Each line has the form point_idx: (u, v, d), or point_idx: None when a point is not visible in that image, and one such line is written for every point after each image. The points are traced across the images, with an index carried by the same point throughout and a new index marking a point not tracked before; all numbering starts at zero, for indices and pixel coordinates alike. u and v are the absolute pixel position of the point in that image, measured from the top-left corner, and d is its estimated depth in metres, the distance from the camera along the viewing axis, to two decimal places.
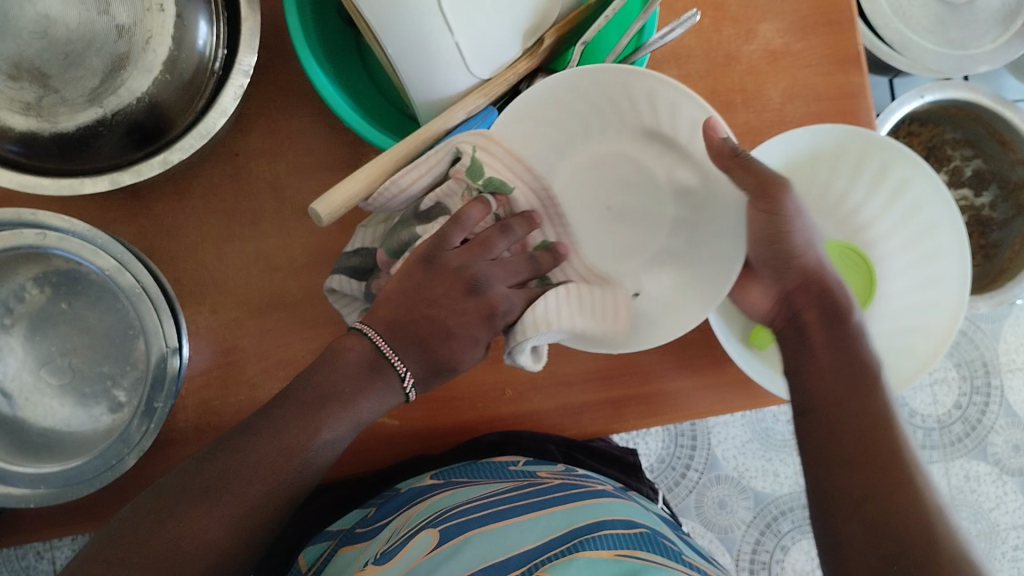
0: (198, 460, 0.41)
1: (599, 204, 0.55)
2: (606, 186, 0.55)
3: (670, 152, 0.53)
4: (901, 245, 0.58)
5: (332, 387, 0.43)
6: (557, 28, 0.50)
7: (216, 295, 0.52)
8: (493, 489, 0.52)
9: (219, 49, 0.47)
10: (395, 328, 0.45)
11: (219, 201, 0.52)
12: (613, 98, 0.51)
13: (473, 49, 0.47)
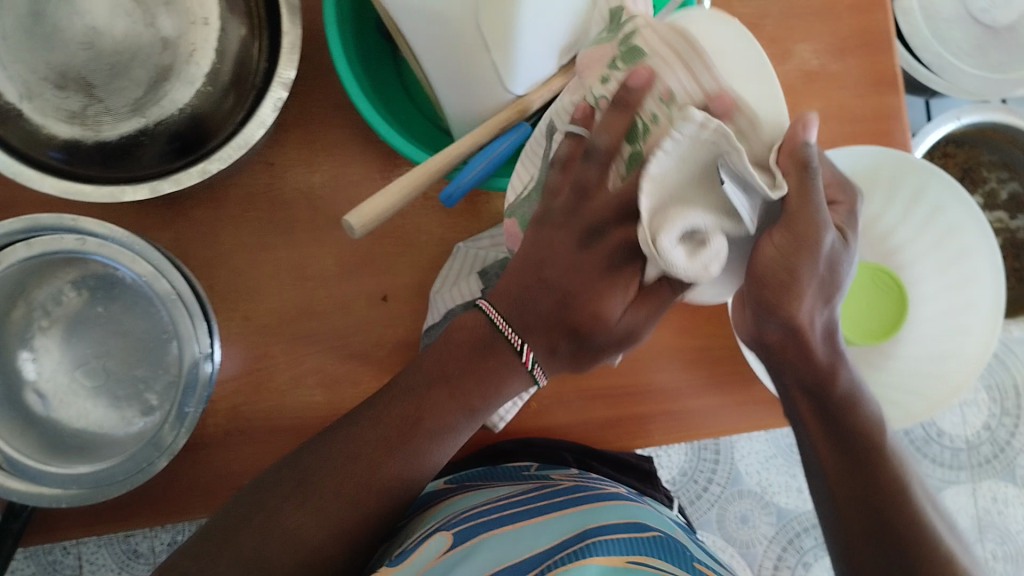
0: (289, 461, 0.43)
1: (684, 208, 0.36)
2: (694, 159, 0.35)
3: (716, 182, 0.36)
4: (935, 268, 0.57)
5: (442, 371, 0.43)
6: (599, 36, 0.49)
7: (249, 302, 0.53)
8: (504, 493, 0.52)
9: (261, 61, 0.47)
10: (512, 301, 0.43)
11: (254, 209, 0.53)
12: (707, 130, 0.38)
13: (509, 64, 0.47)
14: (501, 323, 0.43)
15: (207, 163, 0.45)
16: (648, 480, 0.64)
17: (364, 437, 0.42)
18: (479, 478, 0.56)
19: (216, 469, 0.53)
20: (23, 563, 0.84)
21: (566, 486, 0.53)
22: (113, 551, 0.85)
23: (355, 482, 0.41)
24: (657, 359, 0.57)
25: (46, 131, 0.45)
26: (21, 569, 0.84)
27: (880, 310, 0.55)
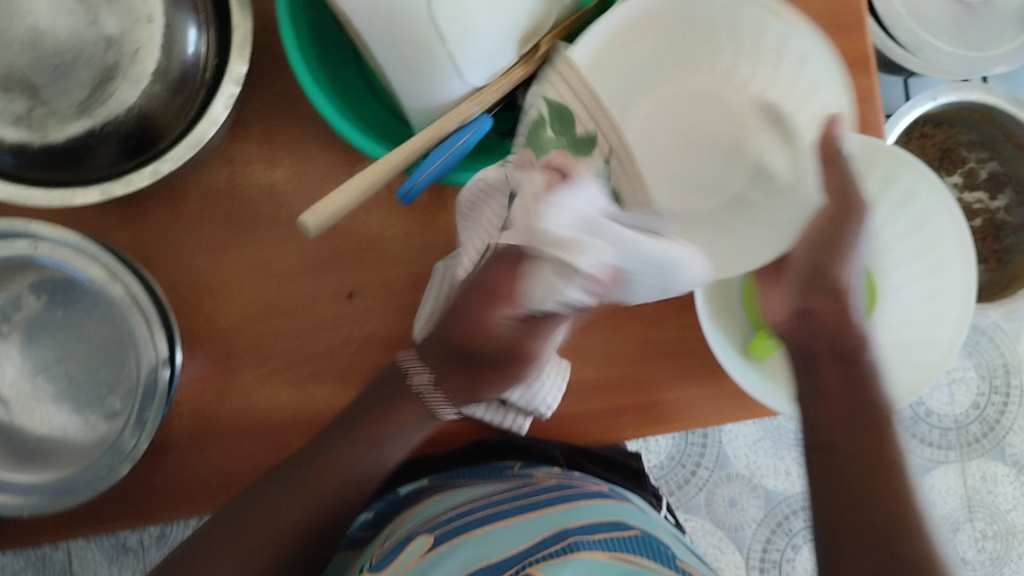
0: (203, 533, 0.50)
1: (666, 140, 0.53)
2: (681, 118, 0.52)
3: (769, 132, 0.50)
4: (905, 256, 0.55)
5: (371, 425, 0.50)
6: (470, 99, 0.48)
7: (212, 303, 0.53)
8: (487, 491, 0.53)
9: (210, 58, 0.46)
10: (436, 356, 0.49)
11: (216, 206, 0.53)
12: (682, 40, 0.52)
13: (463, 48, 0.46)
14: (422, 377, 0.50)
15: (159, 164, 0.44)
16: (638, 481, 0.64)
17: (269, 490, 0.49)
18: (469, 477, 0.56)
19: (184, 470, 0.53)
20: (15, 560, 0.85)
21: (548, 485, 0.53)
22: (104, 548, 0.85)
23: (264, 522, 0.49)
24: (626, 352, 0.57)
25: None
26: (11, 567, 0.84)
27: (846, 294, 0.50)
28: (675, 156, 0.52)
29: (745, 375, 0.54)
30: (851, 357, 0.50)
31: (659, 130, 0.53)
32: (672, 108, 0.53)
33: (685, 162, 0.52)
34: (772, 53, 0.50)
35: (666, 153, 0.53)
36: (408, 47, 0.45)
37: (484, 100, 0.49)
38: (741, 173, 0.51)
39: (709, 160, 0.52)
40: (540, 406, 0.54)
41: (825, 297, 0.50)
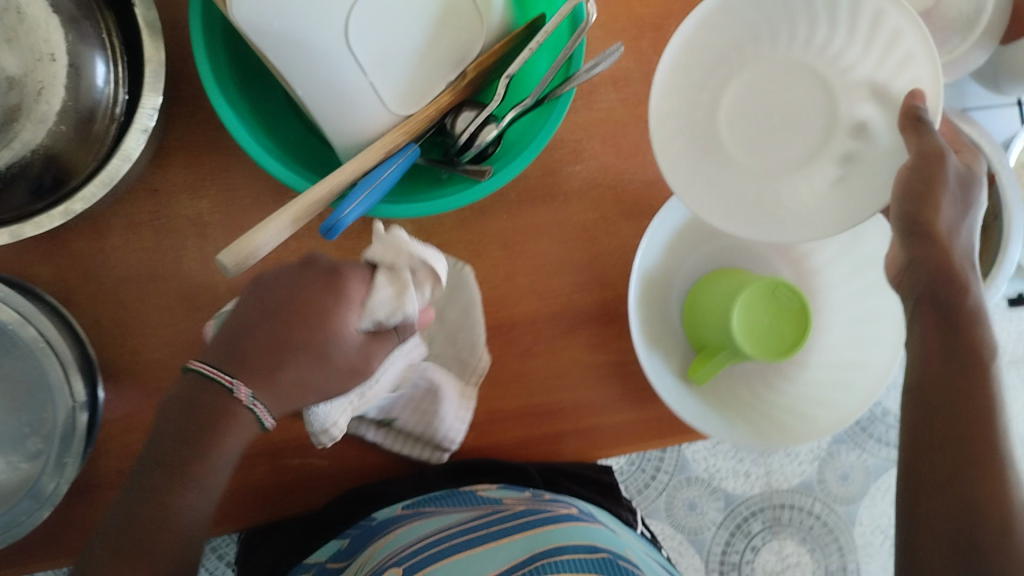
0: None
1: (766, 112, 0.51)
2: (760, 98, 0.51)
3: (863, 91, 0.49)
4: (841, 277, 0.56)
5: (194, 435, 0.43)
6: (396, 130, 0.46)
7: (138, 338, 0.52)
8: (454, 521, 0.51)
9: (121, 92, 0.45)
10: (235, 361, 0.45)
11: (139, 239, 0.52)
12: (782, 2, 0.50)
13: (386, 83, 0.46)
14: (226, 379, 0.44)
15: (71, 203, 0.42)
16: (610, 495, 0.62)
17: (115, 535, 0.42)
18: (435, 503, 0.54)
19: None
20: None
21: (515, 512, 0.51)
22: None
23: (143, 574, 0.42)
24: (564, 378, 0.56)
25: None
26: None
27: (785, 329, 0.50)
28: (772, 124, 0.51)
29: (685, 405, 0.52)
30: (953, 317, 0.47)
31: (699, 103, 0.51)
32: (759, 74, 0.52)
33: (774, 141, 0.51)
34: (872, 20, 0.48)
35: (763, 125, 0.51)
36: (330, 81, 0.45)
37: (412, 129, 0.47)
38: (832, 144, 0.50)
39: (785, 129, 0.51)
40: (446, 440, 0.55)
41: (761, 327, 0.50)
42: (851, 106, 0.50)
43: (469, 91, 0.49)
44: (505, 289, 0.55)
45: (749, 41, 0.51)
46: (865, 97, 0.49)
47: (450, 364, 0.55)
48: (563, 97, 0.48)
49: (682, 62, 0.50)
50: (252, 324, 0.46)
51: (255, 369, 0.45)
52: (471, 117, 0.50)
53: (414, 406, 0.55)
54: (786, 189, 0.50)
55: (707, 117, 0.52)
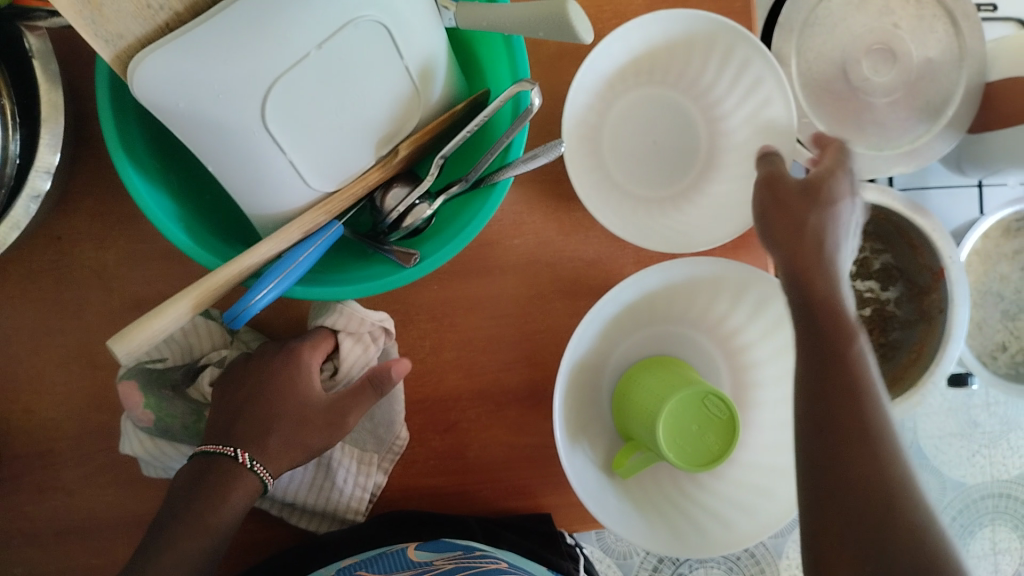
0: None
1: (637, 146, 0.54)
2: (637, 130, 0.54)
3: (724, 133, 0.53)
4: (778, 377, 0.53)
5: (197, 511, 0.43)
6: (318, 208, 0.43)
7: (32, 393, 0.49)
8: None
9: (14, 157, 0.41)
10: (225, 434, 0.46)
11: (38, 289, 0.48)
12: (659, 58, 0.52)
13: (309, 163, 0.43)
14: (230, 449, 0.45)
15: None
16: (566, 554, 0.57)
17: None
18: (367, 568, 0.49)
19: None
20: None
21: (447, 569, 0.47)
22: None
23: None
24: (486, 455, 0.54)
25: None
26: None
27: (709, 437, 0.48)
28: (645, 160, 0.54)
29: (607, 503, 0.51)
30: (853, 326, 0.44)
31: (603, 59, 0.50)
32: (642, 106, 0.54)
33: (651, 171, 0.53)
34: (741, 71, 0.50)
35: (639, 154, 0.54)
36: (246, 160, 0.41)
37: (334, 207, 0.44)
38: (703, 182, 0.53)
39: (658, 160, 0.53)
40: (350, 510, 0.52)
41: (688, 436, 0.47)
42: (721, 153, 0.53)
43: (401, 167, 0.46)
44: (431, 361, 0.53)
45: (639, 76, 0.53)
46: (731, 149, 0.52)
47: (362, 441, 0.52)
48: (500, 184, 0.44)
49: (590, 91, 0.51)
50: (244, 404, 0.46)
51: (251, 437, 0.46)
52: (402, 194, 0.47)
53: (312, 481, 0.51)
54: (668, 213, 0.52)
55: (595, 135, 0.53)
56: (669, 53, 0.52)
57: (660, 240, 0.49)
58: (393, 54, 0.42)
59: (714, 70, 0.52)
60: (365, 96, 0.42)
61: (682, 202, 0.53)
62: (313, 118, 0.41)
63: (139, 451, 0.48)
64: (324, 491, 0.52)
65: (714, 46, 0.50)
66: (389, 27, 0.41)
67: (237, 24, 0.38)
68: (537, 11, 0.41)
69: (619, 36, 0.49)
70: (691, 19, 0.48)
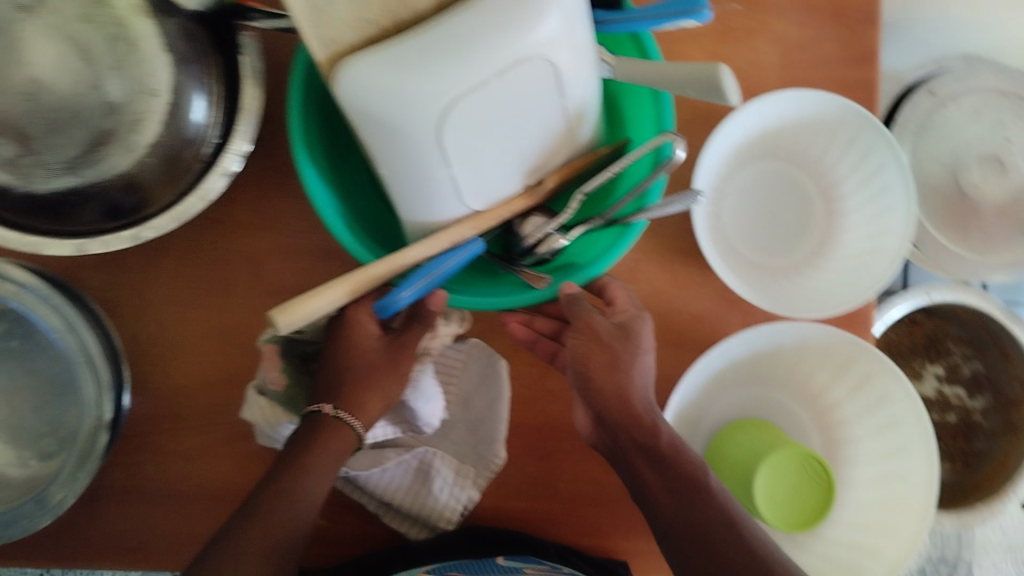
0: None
1: (754, 216, 0.56)
2: (755, 201, 0.56)
3: (838, 215, 0.55)
4: (872, 455, 0.55)
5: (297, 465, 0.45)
6: (468, 221, 0.47)
7: (169, 360, 0.52)
8: None
9: (214, 135, 0.44)
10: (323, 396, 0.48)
11: (194, 266, 0.53)
12: (786, 135, 0.56)
13: (467, 177, 0.47)
14: (325, 406, 0.48)
15: (141, 230, 0.43)
16: None
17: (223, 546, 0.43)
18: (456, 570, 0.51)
19: (114, 525, 0.52)
20: None
21: None
22: None
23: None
24: (574, 486, 0.56)
25: None
26: None
27: (807, 497, 0.49)
28: (759, 230, 0.56)
29: None
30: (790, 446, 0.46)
31: (739, 124, 0.53)
32: (765, 178, 0.56)
33: (765, 242, 0.56)
34: (867, 155, 0.54)
35: (754, 223, 0.56)
36: (412, 164, 0.46)
37: (482, 224, 0.48)
38: (814, 259, 0.55)
39: (776, 231, 0.56)
40: (443, 517, 0.55)
41: (786, 494, 0.49)
42: (836, 232, 0.55)
43: (545, 198, 0.51)
44: (535, 388, 0.56)
45: (764, 151, 0.56)
46: (845, 230, 0.55)
47: (462, 454, 0.56)
48: (635, 225, 0.48)
49: (722, 155, 0.54)
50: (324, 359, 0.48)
51: (346, 395, 0.48)
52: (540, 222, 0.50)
53: (410, 484, 0.55)
54: (781, 281, 0.54)
55: (716, 200, 0.56)
56: (797, 132, 0.55)
57: (776, 306, 0.51)
58: (556, 94, 0.45)
59: (838, 152, 0.55)
60: (529, 127, 0.46)
61: (796, 274, 0.55)
62: (476, 138, 0.45)
63: (258, 416, 0.50)
64: (417, 496, 0.55)
65: (842, 129, 0.54)
66: (559, 69, 0.44)
67: (439, 45, 0.41)
68: (697, 73, 0.45)
69: (757, 103, 0.53)
70: (825, 100, 0.52)
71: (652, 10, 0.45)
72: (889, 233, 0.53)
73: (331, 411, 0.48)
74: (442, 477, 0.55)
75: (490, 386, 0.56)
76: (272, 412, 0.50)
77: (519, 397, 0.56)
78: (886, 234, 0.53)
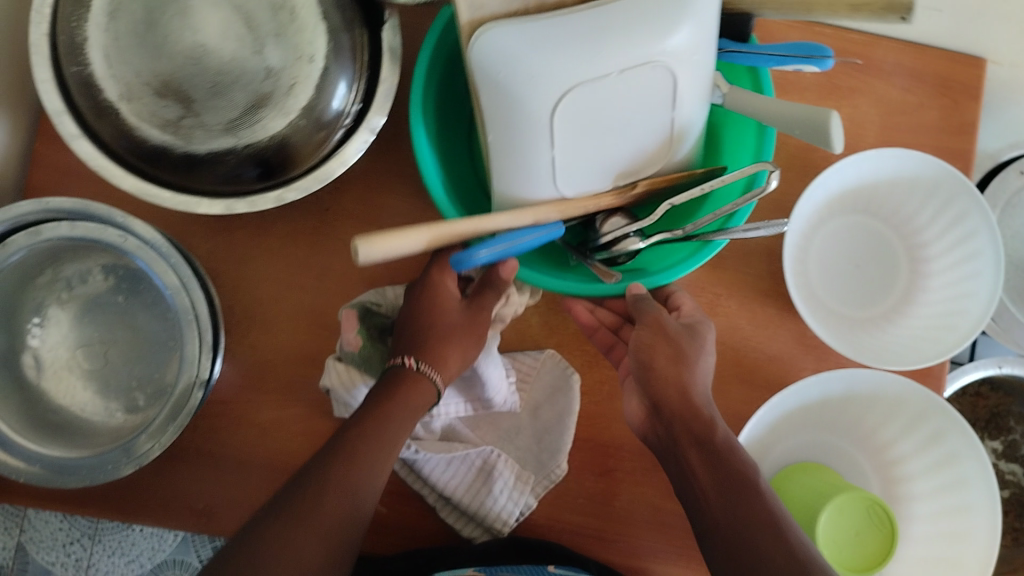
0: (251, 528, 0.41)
1: (839, 266, 0.58)
2: (842, 252, 0.58)
3: (923, 275, 0.57)
4: (932, 512, 0.55)
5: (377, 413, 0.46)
6: (555, 204, 0.49)
7: (259, 333, 0.54)
8: None
9: (355, 104, 0.48)
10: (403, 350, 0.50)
11: (295, 244, 0.54)
12: (879, 192, 0.57)
13: (568, 161, 0.48)
14: (404, 359, 0.49)
15: (285, 192, 0.47)
16: None
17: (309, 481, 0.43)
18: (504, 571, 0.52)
19: (184, 486, 0.53)
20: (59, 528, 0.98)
21: None
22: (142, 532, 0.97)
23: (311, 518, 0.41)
24: (631, 508, 0.56)
25: (140, 133, 0.46)
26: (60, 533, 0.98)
27: (869, 543, 0.50)
28: (842, 280, 0.57)
29: None
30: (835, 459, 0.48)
31: (838, 176, 0.55)
32: (853, 231, 0.58)
33: (847, 293, 0.57)
34: (958, 220, 0.55)
35: (839, 273, 0.57)
36: (519, 143, 0.47)
37: (567, 210, 0.49)
38: (894, 315, 0.56)
39: (858, 284, 0.57)
40: (499, 520, 0.55)
41: (851, 538, 0.50)
42: (918, 292, 0.57)
43: (631, 201, 0.52)
44: (604, 406, 0.57)
45: (856, 204, 0.58)
46: (927, 290, 0.56)
47: (524, 461, 0.57)
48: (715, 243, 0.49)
49: (816, 203, 0.56)
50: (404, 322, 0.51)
51: (426, 349, 0.50)
52: (620, 224, 0.52)
53: (471, 483, 0.56)
54: (861, 332, 0.56)
55: (804, 247, 0.57)
56: (889, 190, 0.57)
57: (858, 354, 0.53)
58: (669, 105, 0.47)
59: (929, 215, 0.56)
60: (642, 125, 0.48)
61: (875, 327, 0.56)
62: (586, 134, 0.47)
63: (335, 381, 0.51)
64: (478, 493, 0.56)
65: (936, 192, 0.55)
66: (676, 81, 0.46)
67: (577, 29, 0.42)
68: (808, 114, 0.46)
69: (859, 158, 0.54)
70: (923, 162, 0.54)
71: (778, 49, 0.48)
72: (972, 298, 0.54)
73: (411, 362, 0.49)
74: (504, 478, 0.56)
75: (559, 397, 0.57)
76: (348, 374, 0.51)
77: (587, 413, 0.57)
78: (971, 298, 0.54)
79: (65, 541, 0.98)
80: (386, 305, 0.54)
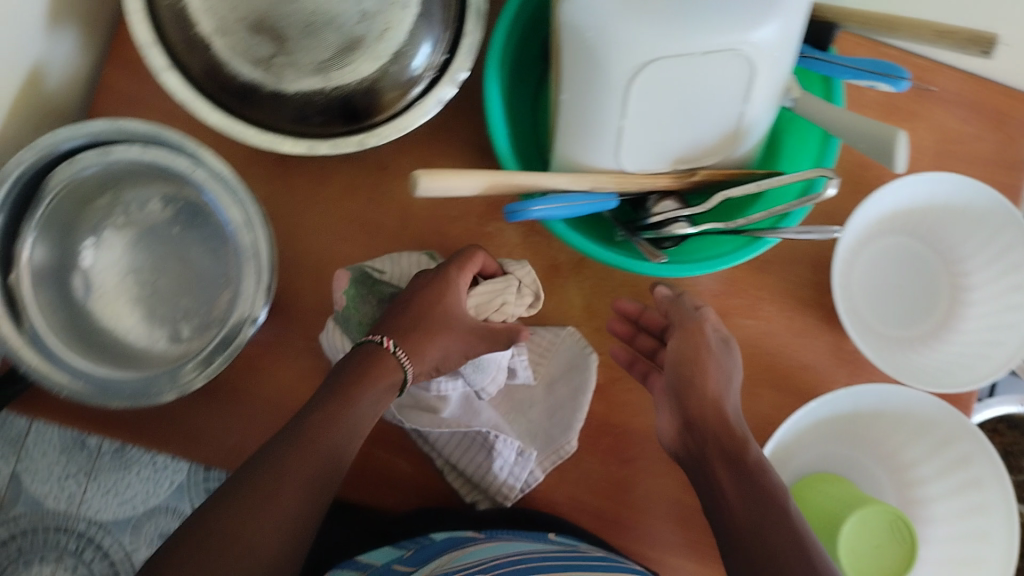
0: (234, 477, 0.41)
1: (881, 284, 0.59)
2: (885, 270, 0.59)
3: (963, 302, 0.57)
4: (950, 534, 0.56)
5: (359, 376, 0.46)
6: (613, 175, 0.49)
7: (306, 280, 0.55)
8: (529, 548, 0.49)
9: (442, 54, 0.50)
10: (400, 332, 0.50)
11: (352, 198, 0.55)
12: (929, 217, 0.58)
13: (636, 135, 0.49)
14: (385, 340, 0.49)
15: (367, 137, 0.48)
16: None
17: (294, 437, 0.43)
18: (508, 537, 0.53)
19: (211, 423, 0.53)
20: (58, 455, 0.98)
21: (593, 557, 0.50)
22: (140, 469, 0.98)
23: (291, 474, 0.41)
24: (647, 498, 0.57)
25: (230, 68, 0.48)
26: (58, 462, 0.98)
27: (890, 557, 0.50)
28: (882, 298, 0.59)
29: None
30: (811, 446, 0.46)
31: (890, 197, 0.56)
32: (897, 252, 0.59)
33: (885, 310, 0.58)
34: (1004, 252, 0.55)
35: (879, 291, 0.59)
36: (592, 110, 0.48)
37: (623, 184, 0.50)
38: (929, 337, 0.57)
39: (897, 303, 0.58)
40: (503, 491, 0.56)
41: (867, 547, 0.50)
42: (956, 318, 0.57)
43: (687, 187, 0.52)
44: (633, 394, 0.57)
45: (905, 226, 0.59)
46: (965, 318, 0.57)
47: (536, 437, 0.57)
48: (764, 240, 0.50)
49: (865, 221, 0.57)
50: (406, 298, 0.51)
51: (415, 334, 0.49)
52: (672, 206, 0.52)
53: (472, 453, 0.56)
54: (894, 350, 0.57)
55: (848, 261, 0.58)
56: (938, 216, 0.58)
57: (889, 370, 0.54)
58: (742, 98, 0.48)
59: (975, 244, 0.57)
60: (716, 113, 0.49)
61: (909, 347, 0.57)
62: (660, 108, 0.47)
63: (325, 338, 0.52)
64: (480, 463, 0.56)
65: (986, 222, 0.56)
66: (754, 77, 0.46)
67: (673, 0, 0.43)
68: (875, 129, 0.47)
69: (913, 180, 0.55)
70: (977, 191, 0.54)
71: (857, 63, 0.49)
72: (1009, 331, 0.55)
73: (391, 345, 0.49)
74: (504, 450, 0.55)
75: (575, 375, 0.57)
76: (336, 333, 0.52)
77: (615, 399, 0.57)
78: (1008, 330, 0.54)
79: (60, 476, 0.98)
80: (391, 273, 0.54)
